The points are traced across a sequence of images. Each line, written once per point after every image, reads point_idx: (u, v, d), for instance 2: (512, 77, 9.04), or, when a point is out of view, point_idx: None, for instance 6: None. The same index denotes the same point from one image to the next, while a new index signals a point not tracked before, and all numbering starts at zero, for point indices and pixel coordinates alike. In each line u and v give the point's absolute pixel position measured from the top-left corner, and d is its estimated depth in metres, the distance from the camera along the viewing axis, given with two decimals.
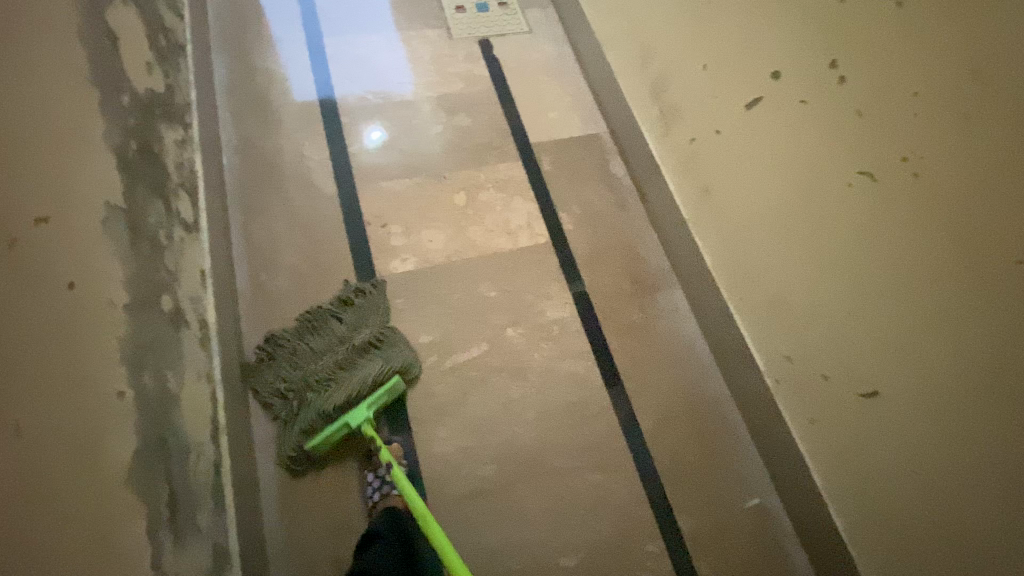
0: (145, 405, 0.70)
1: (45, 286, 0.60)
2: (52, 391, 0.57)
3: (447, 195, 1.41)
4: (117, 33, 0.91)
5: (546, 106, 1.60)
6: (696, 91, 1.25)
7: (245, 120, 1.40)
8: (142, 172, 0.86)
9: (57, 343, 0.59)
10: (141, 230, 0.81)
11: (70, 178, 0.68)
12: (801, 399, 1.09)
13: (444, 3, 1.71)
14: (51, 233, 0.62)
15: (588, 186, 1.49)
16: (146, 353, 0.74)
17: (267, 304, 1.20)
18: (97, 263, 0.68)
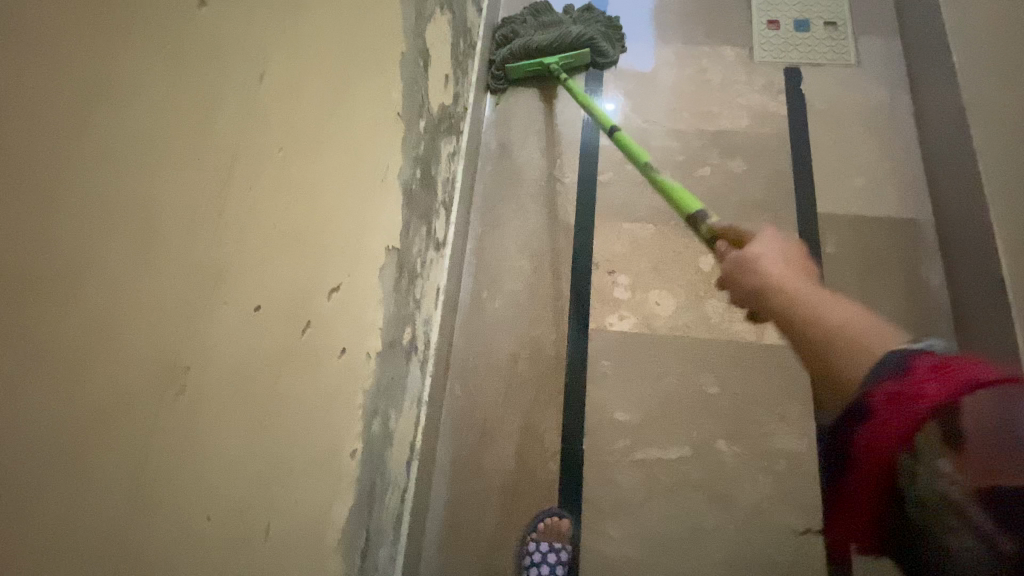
0: (367, 456, 0.70)
1: (320, 358, 0.60)
2: (300, 477, 0.57)
3: (692, 255, 1.22)
4: (430, 48, 0.89)
5: (851, 168, 1.26)
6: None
7: (508, 123, 1.36)
8: (417, 201, 0.85)
9: (318, 421, 0.60)
10: (404, 265, 0.80)
11: (360, 228, 0.68)
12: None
13: (754, 15, 1.43)
14: (340, 302, 0.63)
15: (877, 290, 1.15)
16: (379, 398, 0.74)
17: (479, 325, 1.19)
18: (363, 318, 0.68)
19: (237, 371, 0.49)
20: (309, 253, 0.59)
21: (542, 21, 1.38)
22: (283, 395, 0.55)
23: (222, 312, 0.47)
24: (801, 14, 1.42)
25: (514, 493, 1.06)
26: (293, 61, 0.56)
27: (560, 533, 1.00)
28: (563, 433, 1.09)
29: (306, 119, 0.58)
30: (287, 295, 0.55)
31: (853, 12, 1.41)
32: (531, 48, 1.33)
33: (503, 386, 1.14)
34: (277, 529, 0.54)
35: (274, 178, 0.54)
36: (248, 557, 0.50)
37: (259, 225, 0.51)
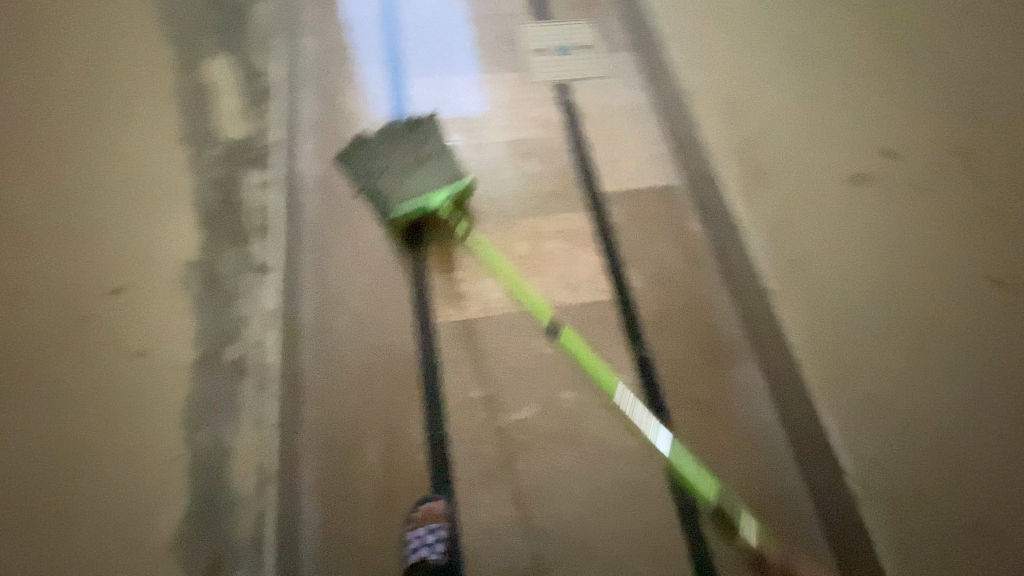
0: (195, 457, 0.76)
1: (111, 354, 0.79)
2: (93, 448, 0.73)
3: (511, 244, 1.39)
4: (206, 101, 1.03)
5: (621, 153, 1.54)
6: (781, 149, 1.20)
7: (326, 156, 1.44)
8: None
9: (113, 403, 0.77)
10: None
11: (138, 252, 0.87)
12: (893, 518, 0.94)
13: (525, 45, 1.70)
14: (126, 304, 0.82)
15: (658, 243, 1.41)
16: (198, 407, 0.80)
17: (327, 344, 1.21)
18: (155, 329, 0.83)
19: (39, 350, 0.75)
20: (92, 274, 0.82)
21: (405, 155, 1.38)
22: (79, 377, 0.76)
23: (23, 309, 0.77)
24: (562, 41, 1.71)
25: (386, 491, 1.09)
26: (90, 149, 0.90)
27: (436, 515, 1.04)
28: (425, 424, 1.15)
29: (99, 181, 0.89)
30: (78, 302, 0.80)
31: (600, 33, 1.74)
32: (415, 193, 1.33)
33: (360, 395, 1.17)
34: (62, 496, 0.70)
35: (74, 220, 0.84)
36: (22, 506, 0.68)
37: (57, 254, 0.81)
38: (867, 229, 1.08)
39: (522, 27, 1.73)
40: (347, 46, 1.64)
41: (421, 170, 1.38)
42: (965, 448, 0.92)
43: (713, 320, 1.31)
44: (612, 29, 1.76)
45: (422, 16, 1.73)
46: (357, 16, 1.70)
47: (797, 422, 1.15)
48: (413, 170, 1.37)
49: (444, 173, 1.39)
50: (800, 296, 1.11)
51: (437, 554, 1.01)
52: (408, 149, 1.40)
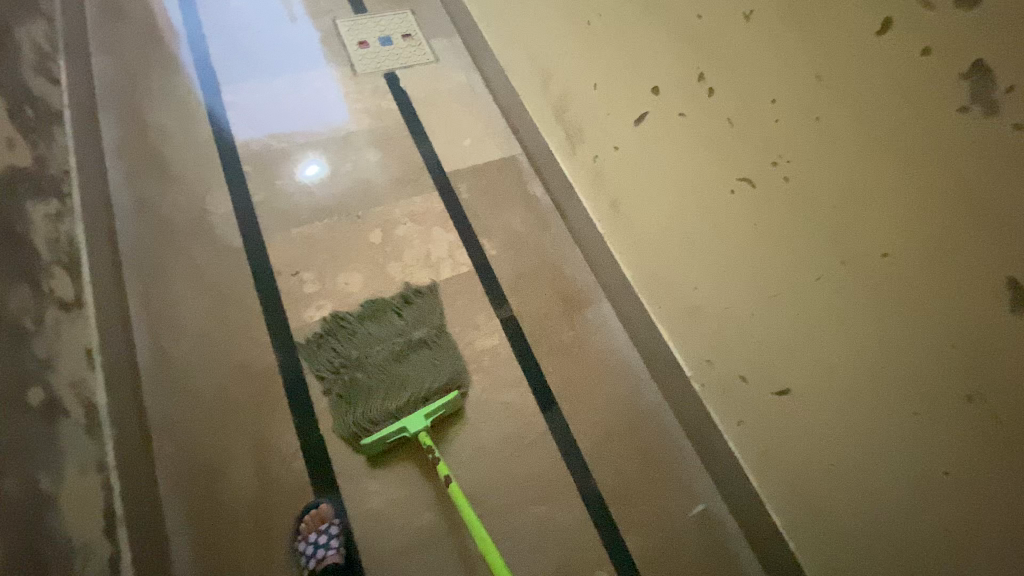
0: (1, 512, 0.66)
1: None
2: None
3: (362, 234, 1.38)
4: None
5: (459, 133, 1.59)
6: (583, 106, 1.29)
7: (140, 178, 1.33)
8: None
9: None
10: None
11: None
12: (724, 400, 1.12)
13: (346, 40, 1.69)
14: None
15: (505, 211, 1.49)
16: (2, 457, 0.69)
17: (175, 374, 1.13)
18: None
19: None
20: None
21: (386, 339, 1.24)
22: None
23: None
24: (382, 32, 1.73)
25: (265, 505, 1.05)
26: None
27: (324, 518, 1.03)
28: (298, 428, 1.12)
29: None
30: None
31: (420, 22, 1.77)
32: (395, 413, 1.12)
33: (221, 416, 1.11)
34: None
35: None
36: None
37: None
38: (652, 149, 1.12)
39: (339, 22, 1.72)
40: (148, 60, 1.52)
41: (405, 370, 1.20)
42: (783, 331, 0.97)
43: (565, 271, 1.41)
44: (430, 15, 1.80)
45: (230, 20, 1.65)
46: (154, 27, 1.58)
47: (645, 343, 1.28)
48: (396, 363, 1.20)
49: (433, 374, 1.21)
50: (624, 234, 1.27)
51: (336, 549, 0.98)
52: (394, 338, 1.24)
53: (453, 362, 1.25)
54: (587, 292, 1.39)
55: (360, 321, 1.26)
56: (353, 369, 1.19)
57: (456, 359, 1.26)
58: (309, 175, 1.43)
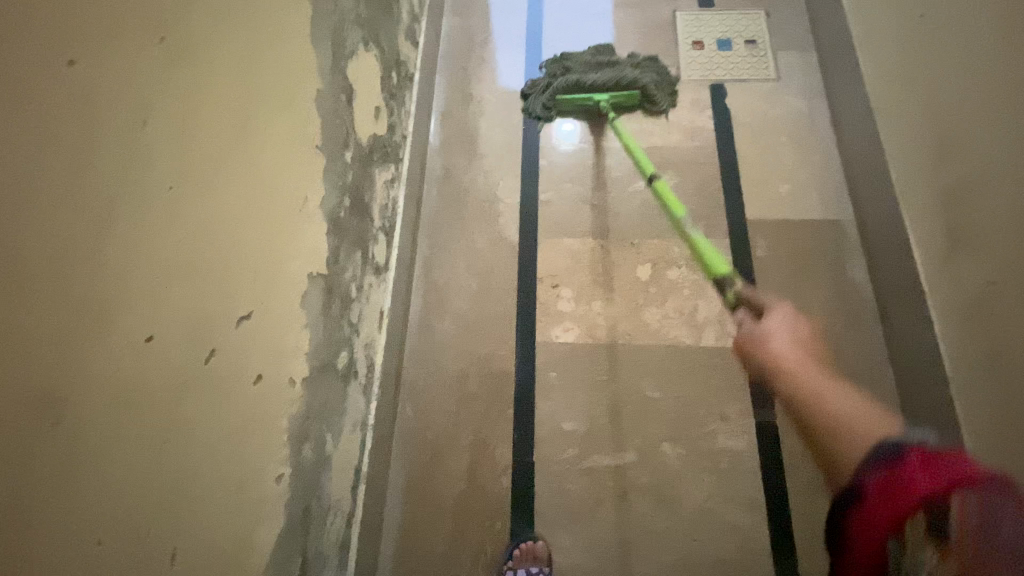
0: (297, 479, 0.72)
1: (237, 380, 0.59)
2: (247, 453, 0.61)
3: (632, 264, 1.26)
4: (354, 86, 0.92)
5: (776, 175, 1.33)
6: (985, 201, 0.92)
7: (451, 147, 1.41)
8: (347, 231, 0.88)
9: (256, 401, 0.62)
10: (334, 290, 0.83)
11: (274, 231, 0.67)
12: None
13: (680, 36, 1.51)
14: (251, 330, 0.61)
15: (805, 289, 1.21)
16: (311, 423, 0.76)
17: (430, 346, 1.21)
18: (285, 344, 0.69)
19: (127, 394, 0.45)
20: (238, 263, 0.59)
21: (603, 63, 1.41)
22: (183, 415, 0.51)
23: (117, 335, 0.44)
24: (724, 33, 1.50)
25: (466, 507, 1.07)
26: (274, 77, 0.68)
27: (538, 558, 1.01)
28: (514, 447, 1.11)
29: (226, 92, 0.58)
30: (193, 319, 0.52)
31: (772, 29, 1.50)
32: (583, 83, 1.37)
33: (454, 403, 1.15)
34: (184, 557, 0.51)
35: (203, 181, 0.54)
36: None
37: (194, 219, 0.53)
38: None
39: (679, 14, 1.54)
40: (487, 28, 1.57)
41: (610, 75, 1.38)
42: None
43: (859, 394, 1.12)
44: (786, 23, 1.51)
45: None
46: None
47: None
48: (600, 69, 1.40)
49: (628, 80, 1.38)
50: (983, 401, 0.90)
51: None
52: (610, 66, 1.40)
53: (653, 81, 1.40)
54: None
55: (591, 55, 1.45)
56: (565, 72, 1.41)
57: (659, 86, 1.41)
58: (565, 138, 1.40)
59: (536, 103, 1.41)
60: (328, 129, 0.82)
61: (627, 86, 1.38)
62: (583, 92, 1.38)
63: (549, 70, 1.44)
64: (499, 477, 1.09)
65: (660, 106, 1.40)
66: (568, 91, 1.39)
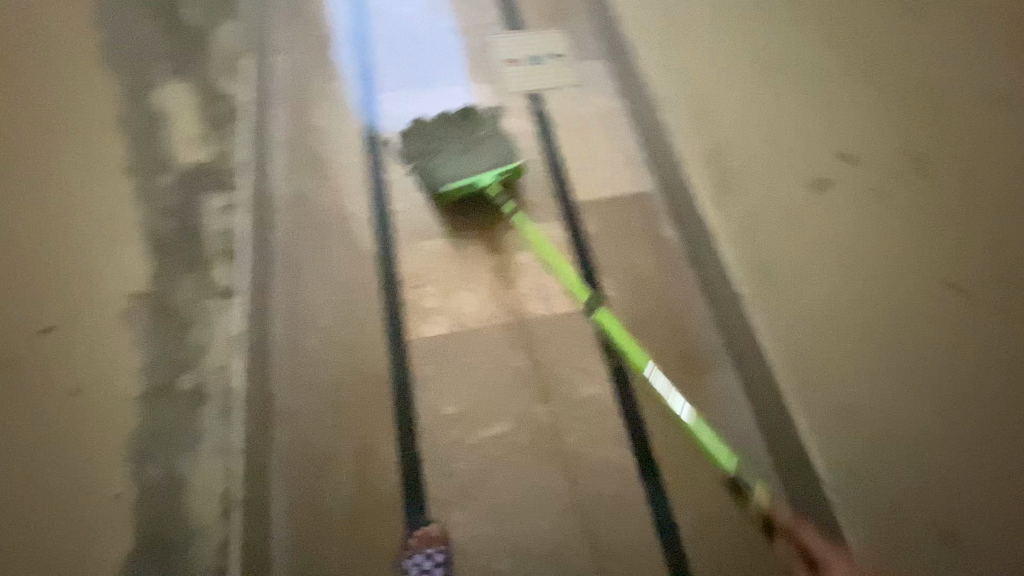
0: (142, 489, 0.79)
1: (53, 392, 0.75)
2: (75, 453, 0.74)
3: (485, 254, 1.37)
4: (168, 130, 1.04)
5: (595, 161, 1.53)
6: (752, 158, 1.21)
7: (297, 173, 1.43)
8: (175, 255, 0.96)
9: (86, 404, 0.78)
10: (167, 314, 0.92)
11: (83, 267, 0.84)
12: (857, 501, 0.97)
13: (494, 56, 1.68)
14: (66, 345, 0.78)
15: (632, 251, 1.41)
16: (149, 439, 0.82)
17: (299, 364, 1.20)
18: (116, 362, 0.82)
19: None
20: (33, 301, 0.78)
21: (462, 139, 1.46)
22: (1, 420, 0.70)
23: None
24: (532, 52, 1.68)
25: (357, 512, 1.07)
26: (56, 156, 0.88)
27: (434, 540, 1.05)
28: (397, 442, 1.14)
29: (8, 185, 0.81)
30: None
31: (574, 41, 1.70)
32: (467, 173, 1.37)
33: (331, 415, 1.15)
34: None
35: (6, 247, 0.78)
36: None
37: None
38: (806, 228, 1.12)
39: (490, 37, 1.71)
40: (318, 64, 1.64)
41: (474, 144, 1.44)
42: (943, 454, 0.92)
43: (686, 328, 1.31)
44: (583, 36, 1.71)
45: (393, 30, 1.73)
46: (327, 33, 1.70)
47: (777, 430, 1.13)
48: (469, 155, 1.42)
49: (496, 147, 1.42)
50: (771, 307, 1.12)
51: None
52: (465, 136, 1.45)
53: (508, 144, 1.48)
54: (709, 355, 1.28)
55: (444, 118, 1.48)
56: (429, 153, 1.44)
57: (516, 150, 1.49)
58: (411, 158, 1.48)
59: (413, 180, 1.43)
60: (139, 176, 0.96)
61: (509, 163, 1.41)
62: (468, 179, 1.38)
63: (411, 151, 1.44)
64: (386, 474, 1.11)
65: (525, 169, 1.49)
66: (455, 183, 1.36)
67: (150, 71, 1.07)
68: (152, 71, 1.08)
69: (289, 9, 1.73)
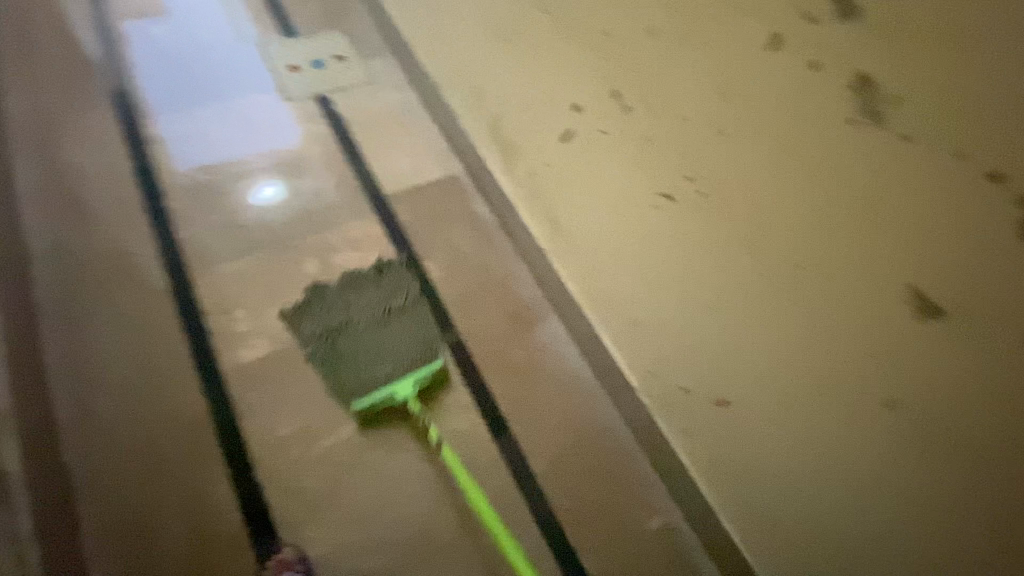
0: None
1: None
2: None
3: (297, 264, 1.32)
4: None
5: (395, 154, 1.54)
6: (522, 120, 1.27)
7: (57, 222, 1.27)
8: None
9: None
10: None
11: None
12: (672, 414, 1.06)
13: (274, 64, 1.62)
14: None
15: (447, 231, 1.45)
16: None
17: (96, 428, 1.07)
18: None
19: None
20: None
21: (377, 318, 1.23)
22: None
23: None
24: (313, 55, 1.65)
25: (196, 564, 0.99)
26: None
27: (290, 563, 0.99)
28: (231, 477, 1.07)
29: None
30: None
31: (354, 43, 1.70)
32: (376, 375, 1.15)
33: (147, 471, 1.05)
34: None
35: None
36: None
37: None
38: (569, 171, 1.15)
39: (266, 46, 1.65)
40: (63, 99, 1.45)
41: (387, 334, 1.21)
42: (803, 409, 0.86)
43: (510, 290, 1.38)
44: (364, 34, 1.72)
45: (153, 50, 1.58)
46: (72, 65, 1.52)
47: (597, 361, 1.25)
48: (385, 318, 1.23)
49: (413, 345, 1.21)
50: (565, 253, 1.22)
51: None
52: (375, 308, 1.25)
53: (427, 327, 1.25)
54: (535, 310, 1.36)
55: (343, 283, 1.29)
56: (334, 333, 1.21)
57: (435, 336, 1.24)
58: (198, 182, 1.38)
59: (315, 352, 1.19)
60: None
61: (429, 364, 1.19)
62: (378, 385, 1.14)
63: (307, 316, 1.24)
64: (224, 513, 1.04)
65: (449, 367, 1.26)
66: (361, 390, 1.14)
67: None
68: None
69: (18, 46, 1.53)
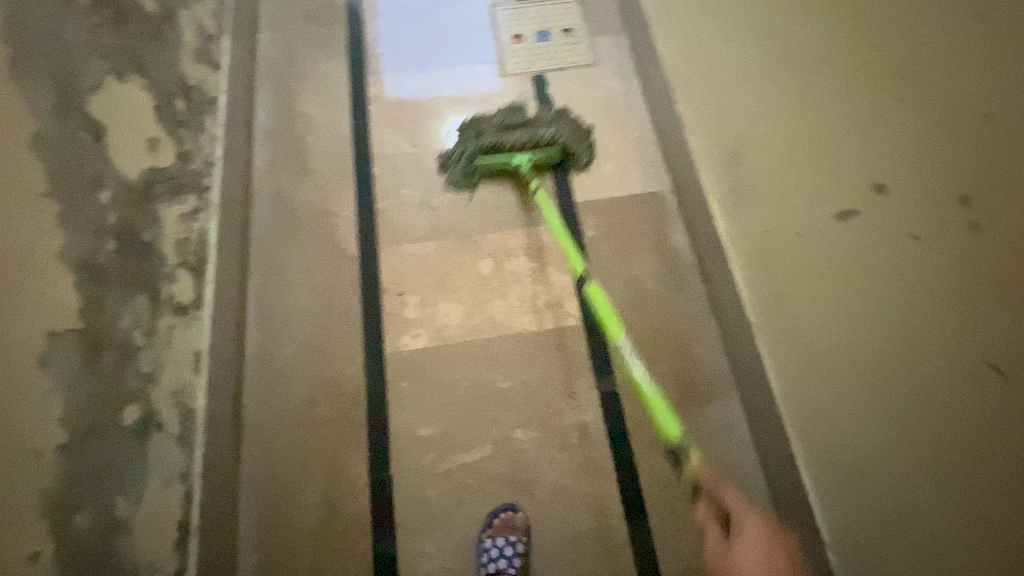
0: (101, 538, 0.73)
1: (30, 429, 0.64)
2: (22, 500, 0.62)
3: (473, 260, 1.26)
4: (127, 121, 0.91)
5: (600, 156, 1.37)
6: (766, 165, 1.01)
7: (278, 167, 1.34)
8: (134, 268, 0.87)
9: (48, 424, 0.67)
10: (122, 346, 0.82)
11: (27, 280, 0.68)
12: None
13: (500, 30, 1.51)
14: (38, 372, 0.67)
15: (634, 259, 1.27)
16: (109, 481, 0.76)
17: (274, 377, 1.15)
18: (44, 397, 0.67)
19: None
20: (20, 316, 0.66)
21: (521, 128, 1.30)
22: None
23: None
24: (541, 24, 1.50)
25: (326, 535, 1.05)
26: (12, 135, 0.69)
27: (516, 526, 1.03)
28: (369, 463, 1.10)
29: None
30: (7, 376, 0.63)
31: (586, 18, 1.52)
32: (501, 146, 1.27)
33: (303, 431, 1.12)
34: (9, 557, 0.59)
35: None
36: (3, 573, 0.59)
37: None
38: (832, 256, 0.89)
39: (497, 9, 1.54)
40: (304, 38, 1.48)
41: (523, 136, 1.28)
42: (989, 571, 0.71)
43: (690, 350, 1.18)
44: (599, 8, 1.53)
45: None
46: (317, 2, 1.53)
47: (777, 479, 1.02)
48: (519, 125, 1.30)
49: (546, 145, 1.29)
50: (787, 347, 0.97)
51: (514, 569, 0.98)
52: (525, 122, 1.30)
53: (566, 132, 1.31)
54: (714, 384, 1.15)
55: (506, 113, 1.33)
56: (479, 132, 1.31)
57: (574, 135, 1.32)
58: (402, 151, 1.36)
59: (456, 172, 1.30)
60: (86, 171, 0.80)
61: (547, 145, 1.29)
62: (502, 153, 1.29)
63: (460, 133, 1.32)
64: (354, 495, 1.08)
65: (581, 162, 1.33)
66: (486, 154, 1.28)
67: (104, 35, 0.90)
68: (105, 36, 0.90)
69: None
